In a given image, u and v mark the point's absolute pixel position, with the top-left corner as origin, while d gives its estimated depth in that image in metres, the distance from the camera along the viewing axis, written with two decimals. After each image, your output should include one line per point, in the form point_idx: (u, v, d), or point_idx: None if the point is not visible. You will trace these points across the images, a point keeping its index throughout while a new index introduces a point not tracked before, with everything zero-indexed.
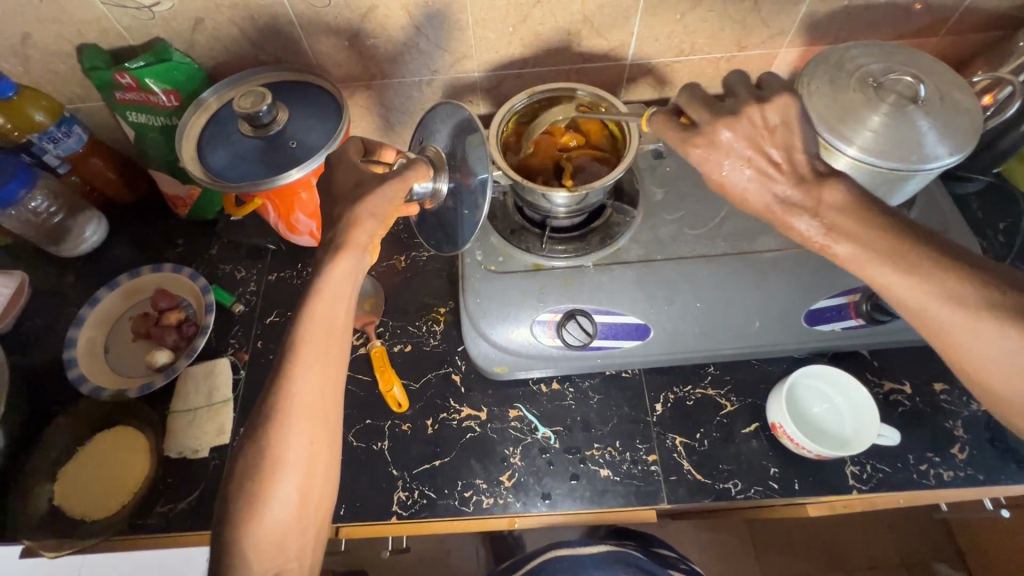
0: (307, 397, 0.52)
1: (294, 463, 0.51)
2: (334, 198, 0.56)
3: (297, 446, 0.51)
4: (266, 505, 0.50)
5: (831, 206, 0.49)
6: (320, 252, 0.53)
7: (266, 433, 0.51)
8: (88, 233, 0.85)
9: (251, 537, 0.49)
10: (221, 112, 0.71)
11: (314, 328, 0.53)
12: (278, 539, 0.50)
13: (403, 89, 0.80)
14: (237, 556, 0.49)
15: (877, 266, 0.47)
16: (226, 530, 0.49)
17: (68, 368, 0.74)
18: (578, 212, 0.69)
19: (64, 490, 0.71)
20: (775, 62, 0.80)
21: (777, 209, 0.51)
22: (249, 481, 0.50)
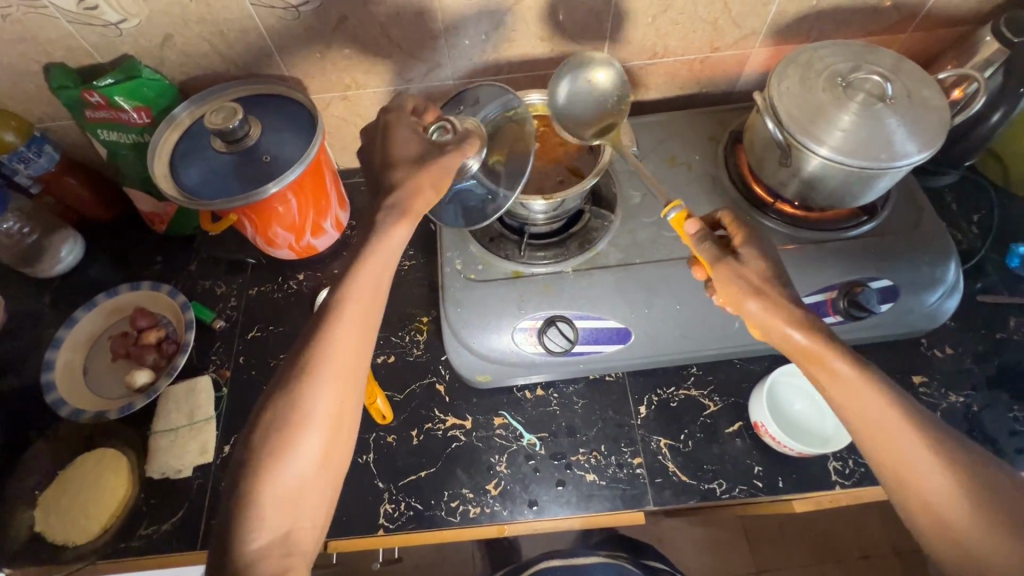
0: (338, 354, 0.51)
1: (321, 420, 0.50)
2: (399, 164, 0.55)
3: (324, 404, 0.50)
4: (289, 457, 0.48)
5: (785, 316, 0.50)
6: (379, 211, 0.54)
7: (295, 385, 0.50)
8: (64, 253, 0.84)
9: (269, 490, 0.48)
10: (194, 127, 0.71)
11: (358, 285, 0.52)
12: (296, 495, 0.49)
13: (378, 99, 0.79)
14: (250, 507, 0.47)
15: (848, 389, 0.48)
16: (245, 478, 0.48)
17: (46, 392, 0.73)
18: (556, 218, 0.70)
19: (43, 515, 0.69)
20: (748, 63, 0.81)
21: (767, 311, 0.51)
22: (274, 431, 0.49)
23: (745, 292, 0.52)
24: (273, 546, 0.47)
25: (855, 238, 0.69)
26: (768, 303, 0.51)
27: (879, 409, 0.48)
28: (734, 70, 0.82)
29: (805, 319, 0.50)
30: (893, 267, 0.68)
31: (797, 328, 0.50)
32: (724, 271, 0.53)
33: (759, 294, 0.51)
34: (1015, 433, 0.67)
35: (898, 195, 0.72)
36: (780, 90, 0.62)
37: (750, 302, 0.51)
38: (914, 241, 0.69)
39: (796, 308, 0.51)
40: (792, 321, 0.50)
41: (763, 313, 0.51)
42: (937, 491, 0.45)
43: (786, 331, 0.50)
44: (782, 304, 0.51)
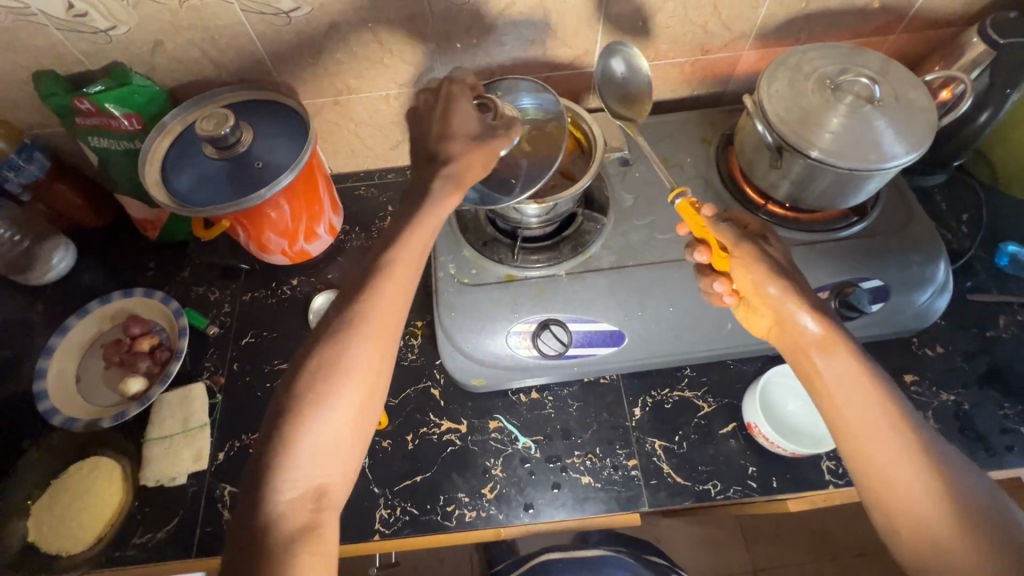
0: (381, 313, 0.51)
1: (358, 373, 0.49)
2: (454, 138, 0.57)
3: (360, 359, 0.49)
4: (326, 408, 0.47)
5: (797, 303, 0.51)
6: (434, 179, 0.55)
7: (337, 338, 0.49)
8: (56, 259, 0.84)
9: (303, 440, 0.47)
10: (185, 134, 0.70)
11: (407, 251, 0.53)
12: (328, 448, 0.48)
13: (370, 103, 0.79)
14: (285, 454, 0.46)
15: (843, 378, 0.49)
16: (281, 425, 0.47)
17: (39, 400, 0.72)
18: (549, 221, 0.70)
19: (37, 526, 0.69)
20: (738, 65, 0.81)
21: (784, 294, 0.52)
22: (312, 380, 0.48)
23: (765, 278, 0.53)
24: (304, 499, 0.46)
25: (847, 239, 0.69)
26: (784, 289, 0.52)
27: (871, 405, 0.48)
28: (725, 72, 0.82)
29: (818, 307, 0.51)
30: (884, 267, 0.68)
31: (809, 314, 0.51)
32: (751, 249, 0.53)
33: (776, 278, 0.52)
34: (1005, 430, 0.68)
35: (888, 196, 0.73)
36: (769, 92, 0.63)
37: (764, 284, 0.53)
38: (904, 242, 0.69)
39: (810, 296, 0.52)
40: (806, 308, 0.51)
41: (779, 296, 0.52)
42: (913, 491, 0.46)
43: (799, 316, 0.51)
44: (798, 292, 0.52)
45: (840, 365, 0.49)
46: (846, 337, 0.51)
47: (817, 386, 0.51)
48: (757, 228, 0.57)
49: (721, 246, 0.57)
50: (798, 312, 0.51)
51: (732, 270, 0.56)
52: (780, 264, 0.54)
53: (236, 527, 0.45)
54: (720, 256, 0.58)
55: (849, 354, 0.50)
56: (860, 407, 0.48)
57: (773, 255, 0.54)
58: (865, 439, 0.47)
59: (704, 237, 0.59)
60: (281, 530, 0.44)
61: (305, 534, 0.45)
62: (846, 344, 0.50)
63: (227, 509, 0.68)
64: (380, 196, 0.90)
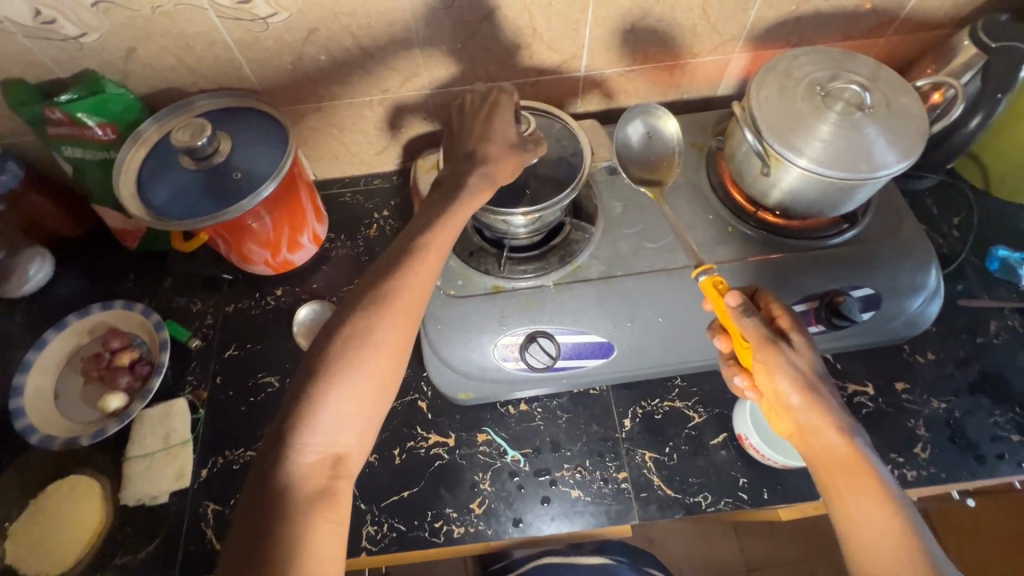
0: (410, 292, 0.50)
1: (383, 344, 0.48)
2: (493, 141, 0.59)
3: (384, 331, 0.48)
4: (350, 373, 0.46)
5: (818, 416, 0.50)
6: (471, 175, 0.57)
7: (367, 310, 0.49)
8: (33, 271, 0.82)
9: (326, 402, 0.45)
10: (161, 143, 0.69)
11: (438, 239, 0.54)
12: (350, 413, 0.46)
13: (353, 110, 0.78)
14: (308, 412, 0.45)
15: (861, 499, 0.47)
16: (308, 380, 0.46)
17: (15, 419, 0.70)
18: (536, 231, 0.69)
19: (15, 547, 0.67)
20: (728, 69, 0.80)
21: (805, 401, 0.50)
22: (338, 344, 0.47)
23: (791, 385, 0.51)
24: (322, 464, 0.44)
25: (837, 247, 0.68)
26: (807, 397, 0.50)
27: (886, 532, 0.45)
28: (715, 76, 0.81)
29: (844, 422, 0.50)
30: (875, 275, 0.68)
31: (833, 428, 0.50)
32: (777, 353, 0.51)
33: (801, 386, 0.50)
34: (996, 438, 0.67)
35: (879, 202, 0.72)
36: (759, 99, 0.61)
37: (790, 390, 0.51)
38: (895, 250, 0.68)
39: (836, 411, 0.51)
40: (831, 422, 0.50)
41: (801, 404, 0.51)
42: None
43: (824, 429, 0.50)
44: (823, 403, 0.50)
45: (860, 485, 0.47)
46: (870, 457, 0.49)
47: (835, 499, 0.49)
48: (785, 323, 0.54)
49: (744, 339, 0.54)
50: (822, 424, 0.50)
51: (754, 367, 0.54)
52: (808, 370, 0.52)
53: (252, 488, 0.43)
54: (741, 346, 0.55)
55: (873, 476, 0.48)
56: (877, 531, 0.46)
57: (801, 360, 0.52)
58: (881, 566, 0.45)
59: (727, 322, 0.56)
60: (297, 494, 0.43)
61: (321, 500, 0.43)
62: (870, 465, 0.48)
63: (210, 527, 0.67)
64: (365, 203, 0.88)
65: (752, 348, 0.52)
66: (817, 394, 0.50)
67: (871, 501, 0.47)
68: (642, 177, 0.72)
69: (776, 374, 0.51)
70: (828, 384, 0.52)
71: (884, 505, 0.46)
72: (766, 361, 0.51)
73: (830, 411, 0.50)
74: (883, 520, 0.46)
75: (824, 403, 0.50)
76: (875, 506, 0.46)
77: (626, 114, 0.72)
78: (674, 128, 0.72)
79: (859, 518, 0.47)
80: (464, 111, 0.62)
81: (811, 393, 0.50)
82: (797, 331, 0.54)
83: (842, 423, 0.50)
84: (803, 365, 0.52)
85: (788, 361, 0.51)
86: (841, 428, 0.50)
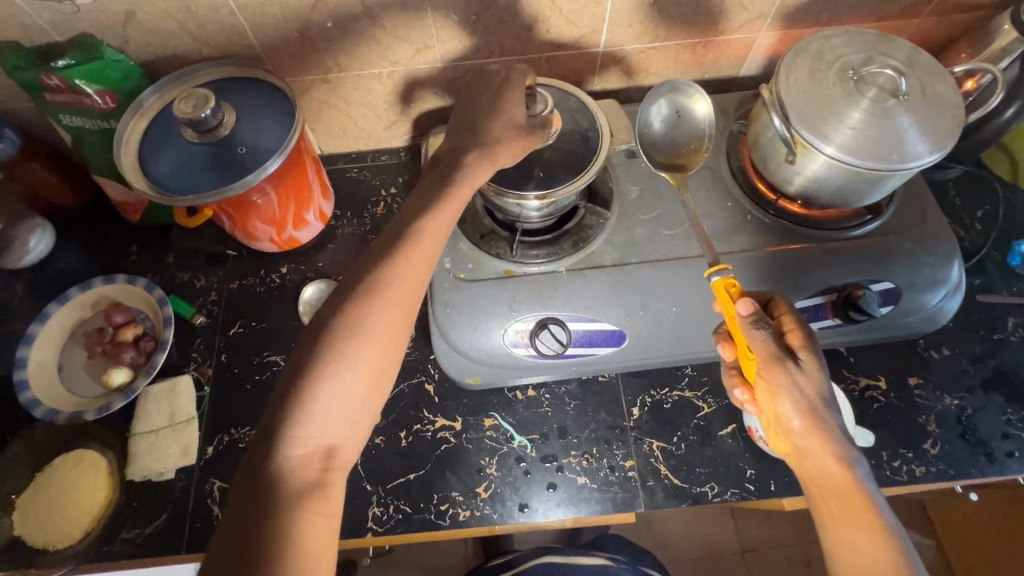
0: (403, 282, 0.49)
1: (375, 336, 0.47)
2: (509, 122, 0.57)
3: (375, 322, 0.47)
4: (340, 365, 0.45)
5: (820, 444, 0.49)
6: (486, 163, 0.55)
7: (360, 302, 0.47)
8: (33, 242, 0.81)
9: (317, 394, 0.44)
10: (163, 113, 0.66)
11: (428, 226, 0.52)
12: (343, 403, 0.45)
13: (361, 82, 0.75)
14: (298, 405, 0.44)
15: (853, 529, 0.47)
16: (300, 371, 0.45)
17: (20, 391, 0.70)
18: (550, 215, 0.66)
19: (24, 519, 0.67)
20: (753, 48, 0.76)
21: (807, 426, 0.49)
22: (328, 336, 0.46)
23: (795, 408, 0.49)
24: (314, 455, 0.44)
25: (857, 239, 0.66)
26: (810, 423, 0.49)
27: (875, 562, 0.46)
28: (739, 55, 0.78)
29: (845, 451, 0.49)
30: (895, 269, 0.66)
31: (834, 457, 0.49)
32: (784, 374, 0.49)
33: (802, 411, 0.49)
34: (1007, 436, 0.67)
35: (905, 193, 0.69)
36: (789, 82, 0.59)
37: (794, 414, 0.49)
38: (918, 243, 0.66)
39: (840, 439, 0.49)
40: (832, 451, 0.49)
41: (804, 429, 0.49)
42: None
43: (824, 457, 0.49)
44: (826, 430, 0.49)
45: (853, 517, 0.48)
46: (866, 486, 0.49)
47: (826, 521, 0.49)
48: (796, 341, 0.52)
49: (751, 352, 0.52)
50: (818, 449, 0.49)
51: (757, 382, 0.52)
52: (814, 393, 0.50)
53: (242, 475, 0.43)
54: (747, 359, 0.54)
55: (866, 506, 0.48)
56: (866, 560, 0.46)
57: (810, 384, 0.50)
58: None
59: (735, 328, 0.54)
60: (288, 485, 0.42)
61: (311, 492, 0.43)
62: (865, 495, 0.48)
63: (216, 504, 0.67)
64: (373, 180, 0.86)
65: (759, 364, 0.51)
66: (821, 421, 0.49)
67: (862, 531, 0.47)
68: (666, 162, 0.68)
69: (779, 396, 0.50)
70: (835, 409, 0.50)
71: (875, 535, 0.47)
72: (773, 382, 0.50)
73: (834, 439, 0.49)
74: (872, 551, 0.46)
75: (828, 431, 0.49)
76: (865, 537, 0.47)
77: (656, 93, 0.68)
78: (707, 108, 0.67)
79: (849, 547, 0.47)
80: (479, 87, 0.59)
81: (814, 420, 0.49)
82: (809, 351, 0.51)
83: (845, 452, 0.49)
84: (812, 388, 0.49)
85: (795, 384, 0.49)
86: (842, 457, 0.49)
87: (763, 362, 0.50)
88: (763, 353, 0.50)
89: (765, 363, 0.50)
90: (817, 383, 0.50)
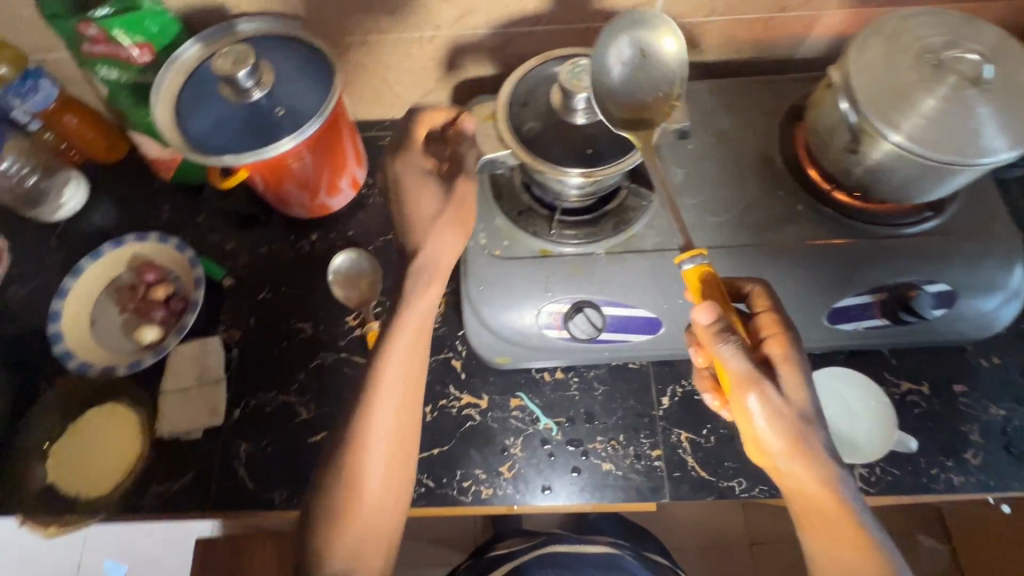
0: (399, 377, 0.58)
1: (381, 439, 0.57)
2: None
3: (382, 419, 0.57)
4: (361, 471, 0.56)
5: (797, 459, 0.50)
6: None
7: (365, 405, 0.57)
8: (67, 196, 0.81)
9: (348, 506, 0.55)
10: (201, 69, 0.64)
11: (414, 316, 0.60)
12: (372, 496, 0.56)
13: (401, 46, 0.72)
14: (333, 514, 0.55)
15: (835, 543, 0.50)
16: (331, 489, 0.56)
17: (54, 343, 0.71)
18: (590, 194, 0.64)
19: (58, 468, 0.69)
20: (817, 26, 0.72)
21: (785, 443, 0.50)
22: (344, 442, 0.57)
23: (772, 427, 0.49)
24: (358, 546, 0.55)
25: (912, 237, 0.63)
26: (788, 441, 0.50)
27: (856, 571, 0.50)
28: (800, 34, 0.73)
29: (822, 466, 0.50)
30: (953, 270, 0.63)
31: (811, 473, 0.50)
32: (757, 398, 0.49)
33: (787, 436, 0.49)
34: None
35: (969, 191, 0.65)
36: (860, 64, 0.55)
37: (769, 434, 0.50)
38: (980, 245, 0.63)
39: (817, 451, 0.50)
40: (810, 469, 0.50)
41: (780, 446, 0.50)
42: None
43: (801, 474, 0.50)
44: (804, 446, 0.50)
45: (833, 529, 0.50)
46: (846, 498, 0.50)
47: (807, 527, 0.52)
48: (775, 353, 0.52)
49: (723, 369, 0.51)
50: (802, 471, 0.50)
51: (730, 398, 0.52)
52: (795, 414, 0.50)
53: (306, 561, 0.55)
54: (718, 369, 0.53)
55: (845, 514, 0.50)
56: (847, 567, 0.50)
57: (785, 398, 0.50)
58: None
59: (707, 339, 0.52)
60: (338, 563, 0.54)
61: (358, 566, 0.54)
62: (843, 505, 0.50)
63: (242, 466, 0.68)
64: None
65: (732, 385, 0.50)
66: (798, 439, 0.50)
67: (842, 545, 0.50)
68: (628, 117, 0.59)
69: (753, 417, 0.50)
70: (812, 416, 0.51)
71: (856, 546, 0.50)
72: (746, 405, 0.50)
73: (812, 453, 0.50)
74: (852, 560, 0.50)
75: (804, 448, 0.50)
76: (845, 547, 0.50)
77: (615, 28, 0.58)
78: (675, 47, 0.58)
79: (832, 555, 0.51)
80: None
81: (791, 439, 0.49)
82: (783, 361, 0.52)
83: (823, 465, 0.50)
84: (788, 404, 0.50)
85: (772, 406, 0.49)
86: (821, 470, 0.50)
87: (738, 384, 0.49)
88: (738, 377, 0.49)
89: (739, 385, 0.49)
90: (793, 395, 0.50)
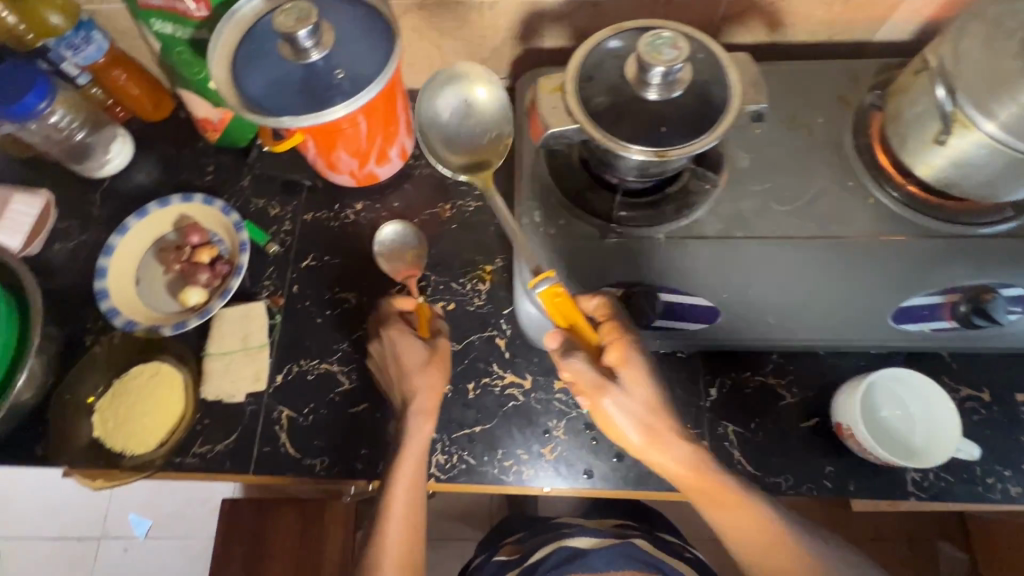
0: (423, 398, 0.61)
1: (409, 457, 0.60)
2: None
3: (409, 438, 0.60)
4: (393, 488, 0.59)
5: (664, 448, 0.56)
6: None
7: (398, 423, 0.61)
8: (112, 152, 0.80)
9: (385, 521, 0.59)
10: (260, 26, 0.63)
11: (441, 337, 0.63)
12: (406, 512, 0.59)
13: (461, 12, 0.69)
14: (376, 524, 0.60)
15: (733, 520, 0.57)
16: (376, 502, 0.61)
17: (101, 300, 0.71)
18: (651, 176, 0.61)
19: (102, 423, 0.70)
20: (900, 8, 0.68)
21: (649, 436, 0.56)
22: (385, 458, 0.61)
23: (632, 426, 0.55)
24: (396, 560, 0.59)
25: (990, 238, 0.60)
26: (651, 434, 0.56)
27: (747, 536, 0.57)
28: (881, 16, 0.69)
29: (680, 451, 0.56)
30: None
31: (673, 459, 0.56)
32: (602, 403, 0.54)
33: (640, 429, 0.56)
34: None
35: None
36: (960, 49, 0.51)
37: (629, 430, 0.55)
38: None
39: (672, 438, 0.56)
40: (669, 455, 0.56)
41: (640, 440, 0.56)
42: None
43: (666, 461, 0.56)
44: (660, 436, 0.56)
45: (720, 507, 0.57)
46: (713, 471, 0.57)
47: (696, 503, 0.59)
48: (615, 354, 0.55)
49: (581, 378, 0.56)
50: (660, 461, 0.56)
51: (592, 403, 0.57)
52: (641, 405, 0.55)
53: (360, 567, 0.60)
54: None
55: (717, 486, 0.57)
56: (740, 532, 0.57)
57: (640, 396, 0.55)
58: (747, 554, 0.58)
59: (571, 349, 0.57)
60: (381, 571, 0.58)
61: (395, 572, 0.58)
62: (708, 478, 0.57)
63: (284, 432, 0.68)
64: None
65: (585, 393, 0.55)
66: (666, 432, 0.56)
67: (736, 522, 0.57)
68: (470, 162, 0.71)
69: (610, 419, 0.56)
70: (660, 407, 0.56)
71: (738, 511, 0.57)
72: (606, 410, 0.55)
73: (673, 443, 0.56)
74: (741, 527, 0.57)
75: (664, 439, 0.56)
76: (738, 516, 0.57)
77: (437, 84, 0.71)
78: (486, 94, 0.70)
79: (731, 528, 0.57)
80: None
81: (653, 432, 0.55)
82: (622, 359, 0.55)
83: (693, 451, 0.56)
84: (640, 401, 0.55)
85: (624, 407, 0.55)
86: (685, 453, 0.56)
87: (591, 393, 0.55)
88: (591, 388, 0.55)
89: (589, 393, 0.55)
90: (642, 388, 0.55)
